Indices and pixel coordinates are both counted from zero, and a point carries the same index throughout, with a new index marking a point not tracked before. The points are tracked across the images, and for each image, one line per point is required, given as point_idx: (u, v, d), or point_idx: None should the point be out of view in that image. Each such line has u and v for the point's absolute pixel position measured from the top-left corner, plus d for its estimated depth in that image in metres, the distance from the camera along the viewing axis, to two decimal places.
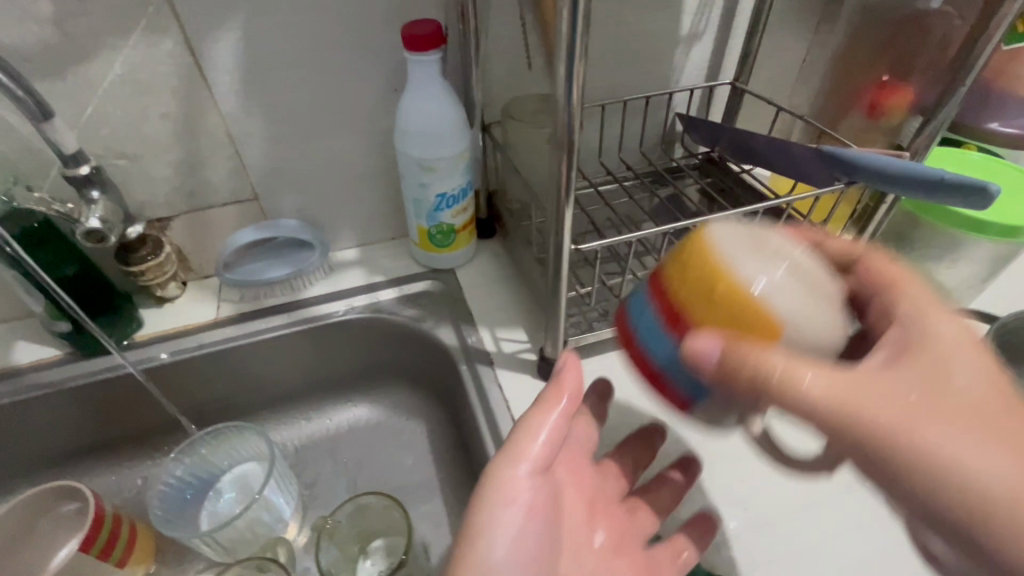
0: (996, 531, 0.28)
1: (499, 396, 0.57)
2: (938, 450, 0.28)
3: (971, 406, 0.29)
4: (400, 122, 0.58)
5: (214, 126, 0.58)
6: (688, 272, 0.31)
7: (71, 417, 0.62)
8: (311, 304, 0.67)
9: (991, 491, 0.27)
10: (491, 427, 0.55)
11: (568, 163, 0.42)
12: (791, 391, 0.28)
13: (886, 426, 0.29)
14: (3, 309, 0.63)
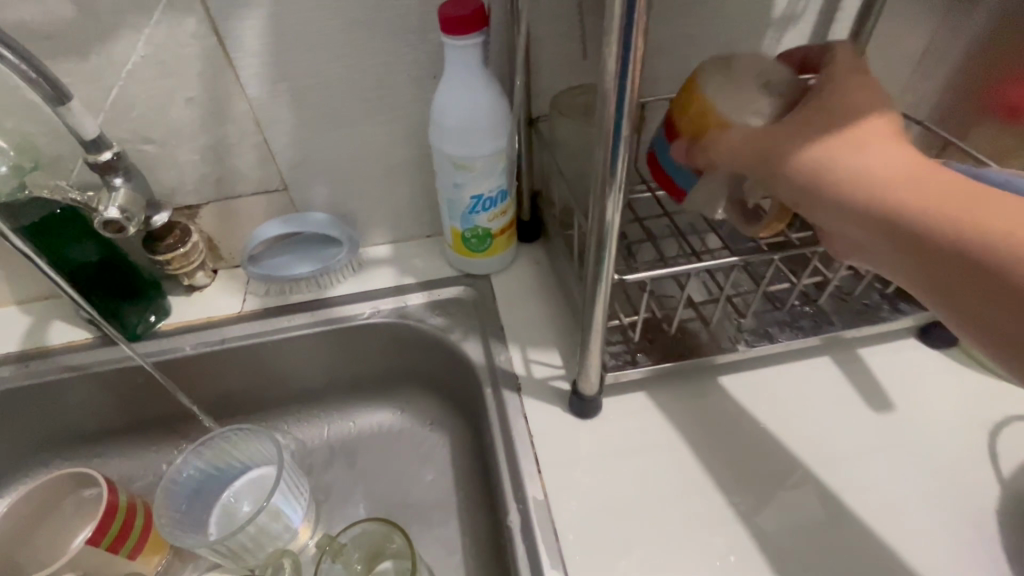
0: (895, 218, 0.32)
1: (524, 429, 0.50)
2: (856, 168, 0.33)
3: (872, 153, 0.34)
4: (435, 114, 0.52)
5: (242, 112, 0.54)
6: (683, 108, 0.41)
7: (97, 401, 0.62)
8: (336, 304, 0.64)
9: (862, 211, 0.33)
10: (511, 464, 0.49)
11: (611, 186, 0.35)
12: (752, 165, 0.37)
13: (801, 164, 0.35)
14: (42, 288, 0.64)
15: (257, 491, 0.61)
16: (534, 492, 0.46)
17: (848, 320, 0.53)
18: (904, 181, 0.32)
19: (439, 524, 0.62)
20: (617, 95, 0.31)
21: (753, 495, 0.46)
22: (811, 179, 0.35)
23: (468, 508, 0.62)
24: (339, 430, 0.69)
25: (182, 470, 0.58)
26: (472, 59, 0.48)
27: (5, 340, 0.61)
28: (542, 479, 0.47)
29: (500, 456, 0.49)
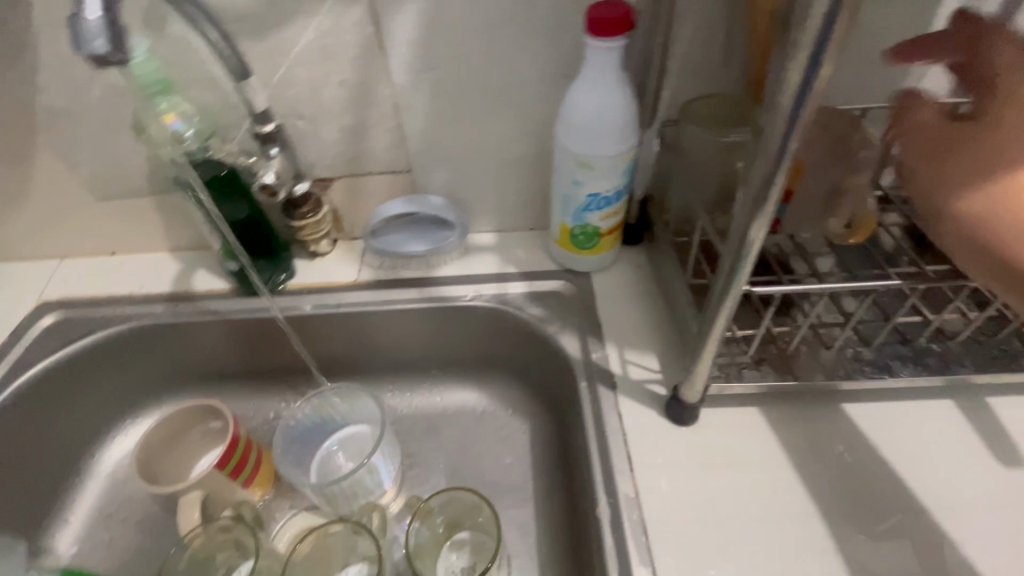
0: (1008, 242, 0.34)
1: (617, 427, 0.51)
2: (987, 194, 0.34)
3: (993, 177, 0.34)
4: (565, 111, 0.53)
5: (384, 97, 0.58)
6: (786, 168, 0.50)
7: (225, 345, 0.69)
8: (442, 283, 0.67)
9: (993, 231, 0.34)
10: (602, 458, 0.50)
11: (758, 210, 0.35)
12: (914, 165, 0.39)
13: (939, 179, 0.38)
14: (190, 239, 0.72)
15: (356, 447, 0.66)
16: (626, 490, 0.47)
17: (977, 364, 0.50)
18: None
19: (514, 506, 0.64)
20: (791, 118, 0.31)
21: (854, 530, 0.44)
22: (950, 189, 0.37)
23: (544, 496, 0.64)
24: (427, 401, 0.73)
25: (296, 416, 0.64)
26: (611, 62, 0.49)
27: (158, 282, 0.70)
28: (634, 478, 0.47)
29: (592, 449, 0.50)
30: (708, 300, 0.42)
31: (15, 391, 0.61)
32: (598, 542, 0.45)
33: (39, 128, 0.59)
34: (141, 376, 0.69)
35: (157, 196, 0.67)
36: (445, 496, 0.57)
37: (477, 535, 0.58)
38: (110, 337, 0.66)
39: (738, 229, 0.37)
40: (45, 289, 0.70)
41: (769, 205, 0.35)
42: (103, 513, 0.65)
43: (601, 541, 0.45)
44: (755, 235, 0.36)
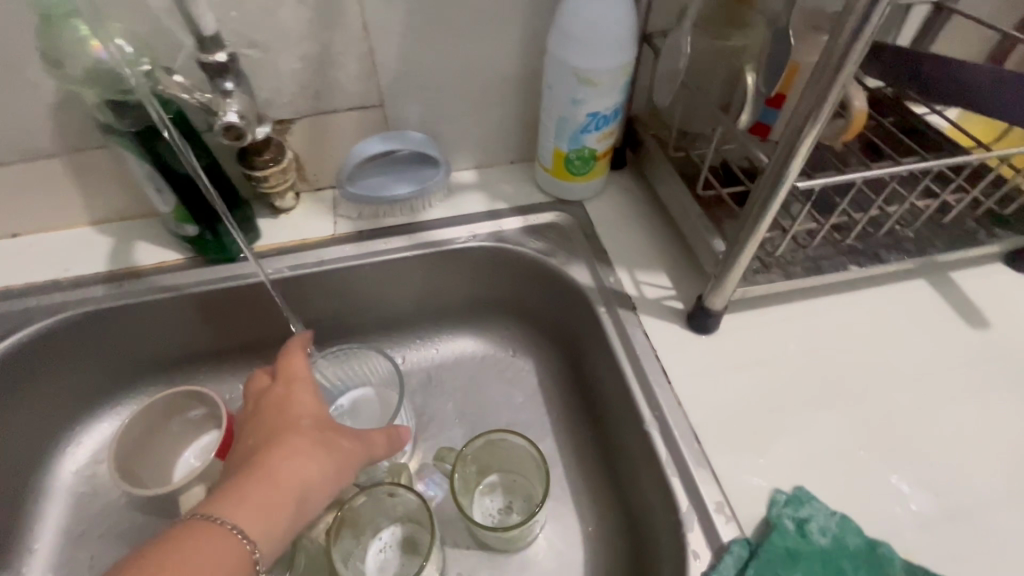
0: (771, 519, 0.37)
1: (648, 345, 0.52)
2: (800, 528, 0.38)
3: None
4: (566, 21, 0.50)
5: (352, 16, 0.51)
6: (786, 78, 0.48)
7: (189, 324, 0.61)
8: (431, 228, 0.63)
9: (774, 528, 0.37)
10: (638, 377, 0.50)
11: (830, 87, 0.33)
12: None
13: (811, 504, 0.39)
14: (120, 207, 0.61)
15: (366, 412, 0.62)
16: (669, 400, 0.48)
17: (947, 243, 0.55)
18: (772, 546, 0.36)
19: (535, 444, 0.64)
20: None
21: (868, 403, 0.49)
22: None
23: (564, 427, 0.64)
24: (424, 355, 0.70)
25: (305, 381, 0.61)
26: None
27: (89, 261, 0.59)
28: (673, 389, 0.49)
29: (627, 370, 0.51)
30: (749, 201, 0.41)
31: None
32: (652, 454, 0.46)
33: None
34: (88, 374, 0.60)
35: (71, 156, 0.55)
36: (480, 444, 0.55)
37: (508, 477, 0.58)
38: (42, 331, 0.55)
39: (783, 146, 0.37)
40: None
41: (840, 82, 0.33)
42: (73, 532, 0.57)
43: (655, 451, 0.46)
44: (806, 145, 0.36)
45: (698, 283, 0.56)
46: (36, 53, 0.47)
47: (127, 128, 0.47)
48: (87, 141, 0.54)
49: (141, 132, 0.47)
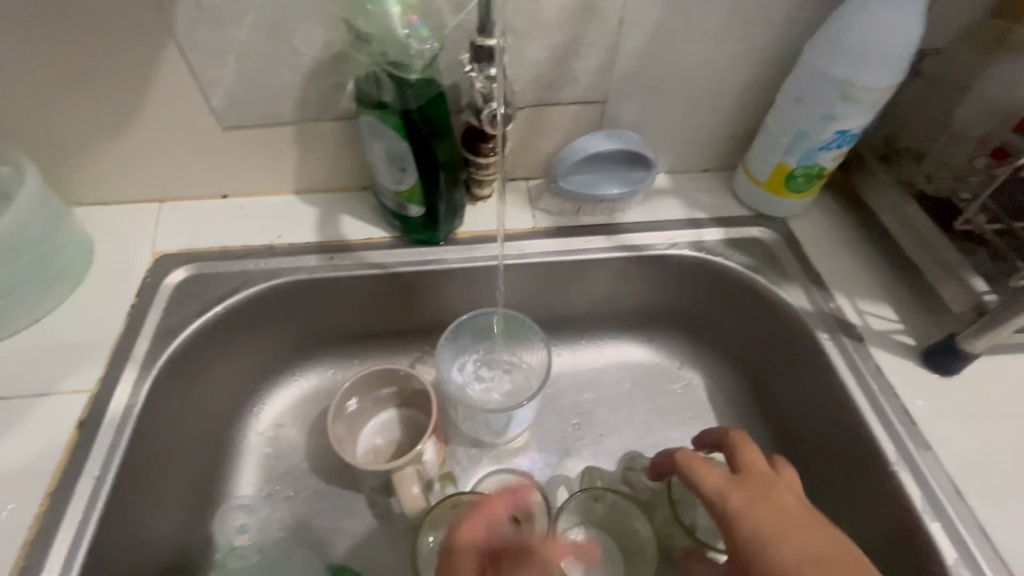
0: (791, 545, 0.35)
1: (883, 380, 0.50)
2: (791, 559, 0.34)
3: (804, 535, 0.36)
4: (843, 34, 0.48)
5: (612, 9, 0.49)
6: None
7: (381, 301, 0.61)
8: (630, 231, 0.61)
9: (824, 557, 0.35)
10: (876, 412, 0.48)
11: None
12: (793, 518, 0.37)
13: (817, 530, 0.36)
14: (325, 179, 0.62)
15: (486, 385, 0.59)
16: (916, 442, 0.46)
17: None
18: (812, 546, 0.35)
19: None
20: None
21: None
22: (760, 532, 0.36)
23: None
24: (589, 357, 0.69)
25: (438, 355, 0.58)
26: None
27: (298, 230, 0.60)
28: (921, 433, 0.47)
29: (861, 405, 0.49)
30: None
31: (168, 361, 0.51)
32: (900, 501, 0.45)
33: (178, 34, 0.47)
34: (284, 338, 0.61)
35: (302, 125, 0.56)
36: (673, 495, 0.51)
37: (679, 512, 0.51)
38: (259, 294, 0.56)
39: None
40: (155, 241, 0.58)
41: None
42: (263, 493, 0.57)
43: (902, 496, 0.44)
44: None
45: (926, 320, 0.53)
46: (309, 23, 0.47)
47: (392, 103, 0.46)
48: (322, 112, 0.54)
49: (404, 109, 0.46)
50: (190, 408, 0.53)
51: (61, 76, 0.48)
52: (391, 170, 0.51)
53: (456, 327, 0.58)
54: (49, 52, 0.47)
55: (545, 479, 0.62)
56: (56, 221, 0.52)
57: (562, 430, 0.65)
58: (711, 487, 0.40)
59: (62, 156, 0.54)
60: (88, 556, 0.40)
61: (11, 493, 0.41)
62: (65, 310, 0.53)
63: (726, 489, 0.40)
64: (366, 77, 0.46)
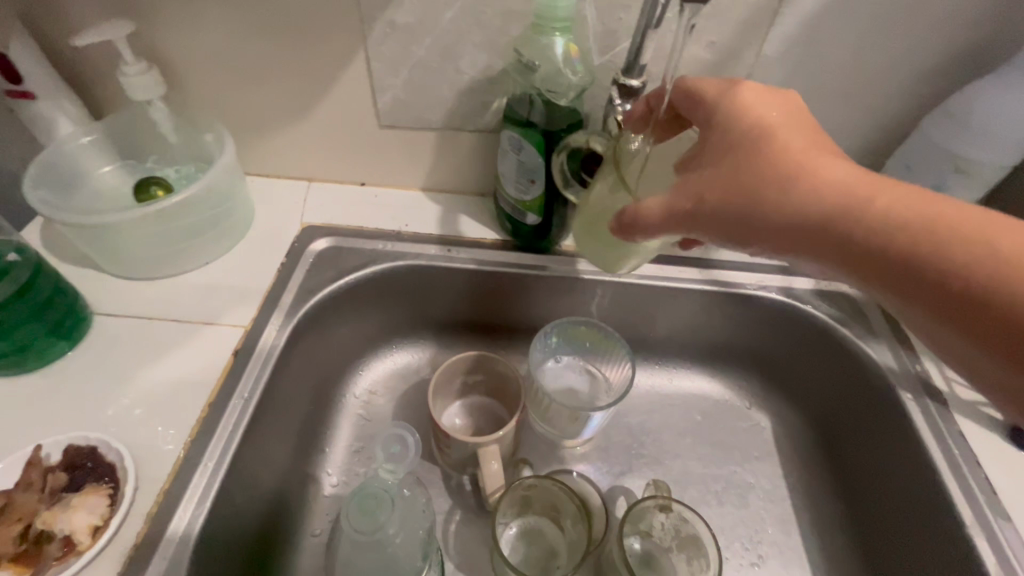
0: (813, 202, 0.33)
1: (965, 447, 0.52)
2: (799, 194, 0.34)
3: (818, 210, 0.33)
4: (960, 109, 0.51)
5: (743, 67, 0.55)
6: None
7: (483, 295, 0.67)
8: (723, 268, 0.65)
9: (812, 209, 0.33)
10: (955, 477, 0.50)
11: None
12: (760, 209, 0.35)
13: (815, 212, 0.33)
14: (452, 180, 0.70)
15: (563, 386, 0.63)
16: (996, 512, 0.48)
17: None
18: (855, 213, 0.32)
19: (768, 500, 0.63)
20: None
21: None
22: (747, 210, 0.35)
23: (803, 494, 0.64)
24: (662, 380, 0.71)
25: (534, 354, 0.62)
26: None
27: (423, 222, 0.67)
28: (1000, 502, 0.49)
29: (940, 466, 0.51)
30: None
31: (305, 315, 0.59)
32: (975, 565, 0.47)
33: (368, 45, 0.56)
34: (393, 313, 0.68)
35: (446, 132, 0.64)
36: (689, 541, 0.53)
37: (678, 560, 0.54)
38: (384, 270, 0.64)
39: None
40: (303, 213, 0.68)
41: None
42: (353, 448, 0.64)
43: (978, 561, 0.47)
44: None
45: None
46: (477, 48, 0.55)
47: (538, 123, 0.53)
48: (465, 124, 0.63)
49: (547, 130, 0.53)
50: (313, 359, 0.61)
51: (268, 67, 0.59)
52: (520, 180, 0.57)
53: (551, 326, 0.63)
54: (264, 48, 0.57)
55: (605, 487, 0.63)
56: (238, 184, 0.62)
57: (627, 444, 0.66)
58: (710, 90, 0.40)
59: (250, 130, 0.65)
60: (234, 461, 0.48)
61: (183, 398, 0.50)
62: (227, 259, 0.62)
63: (766, 109, 0.37)
64: (521, 98, 0.54)
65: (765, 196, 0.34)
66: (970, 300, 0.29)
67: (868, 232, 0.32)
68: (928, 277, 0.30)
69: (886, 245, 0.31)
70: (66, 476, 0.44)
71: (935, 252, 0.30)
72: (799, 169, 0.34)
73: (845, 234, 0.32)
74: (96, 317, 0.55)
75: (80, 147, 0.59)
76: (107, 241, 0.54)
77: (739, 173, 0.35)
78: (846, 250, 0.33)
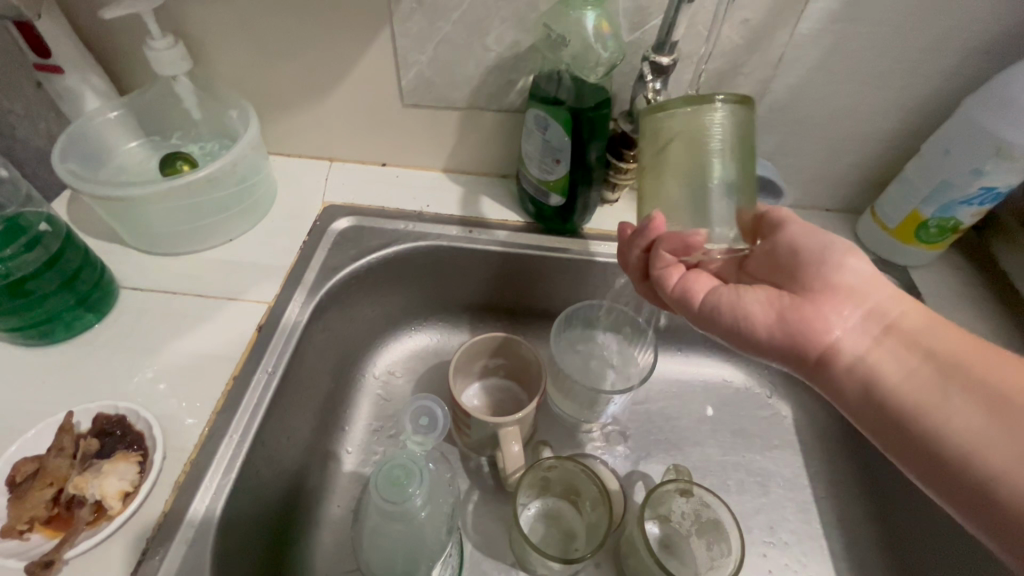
0: (865, 267, 0.43)
1: None
2: (859, 264, 0.43)
3: (865, 278, 0.42)
4: (1005, 89, 0.50)
5: (777, 45, 0.54)
6: None
7: (504, 277, 0.67)
8: None
9: (863, 273, 0.42)
10: None
11: None
12: (838, 258, 0.43)
13: (865, 283, 0.42)
14: (474, 162, 0.69)
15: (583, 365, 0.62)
16: None
17: None
18: (887, 295, 0.42)
19: (789, 489, 0.62)
20: None
21: None
22: (818, 252, 0.44)
23: (825, 484, 0.63)
24: (682, 367, 0.71)
25: (557, 333, 0.61)
26: None
27: (444, 202, 0.67)
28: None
29: None
30: None
31: (327, 293, 0.59)
32: None
33: (395, 20, 0.55)
34: (413, 293, 0.68)
35: (469, 111, 0.63)
36: (712, 530, 0.53)
37: (698, 544, 0.54)
38: (405, 251, 0.63)
39: None
40: (325, 192, 0.67)
41: None
42: (372, 427, 0.64)
43: None
44: None
45: None
46: (504, 24, 0.54)
47: (567, 100, 0.52)
48: (490, 102, 0.62)
49: (575, 107, 0.52)
50: (334, 338, 0.61)
51: (292, 42, 0.58)
52: (545, 161, 0.57)
53: (577, 305, 0.63)
54: (289, 23, 0.57)
55: (624, 472, 0.63)
56: (261, 162, 0.61)
57: (646, 429, 0.66)
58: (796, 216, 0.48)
59: (274, 108, 0.65)
60: (259, 434, 0.48)
61: (207, 372, 0.50)
62: (250, 237, 0.62)
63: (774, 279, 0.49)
64: (549, 75, 0.53)
65: (828, 256, 0.43)
66: (987, 386, 0.36)
67: (966, 360, 0.37)
68: (946, 362, 0.38)
69: (908, 331, 0.40)
70: (96, 442, 0.44)
71: (994, 378, 0.36)
72: (856, 251, 0.43)
73: (876, 302, 0.42)
74: (123, 290, 0.56)
75: (107, 123, 0.59)
76: (132, 214, 0.54)
77: (815, 229, 0.45)
78: (891, 328, 0.41)
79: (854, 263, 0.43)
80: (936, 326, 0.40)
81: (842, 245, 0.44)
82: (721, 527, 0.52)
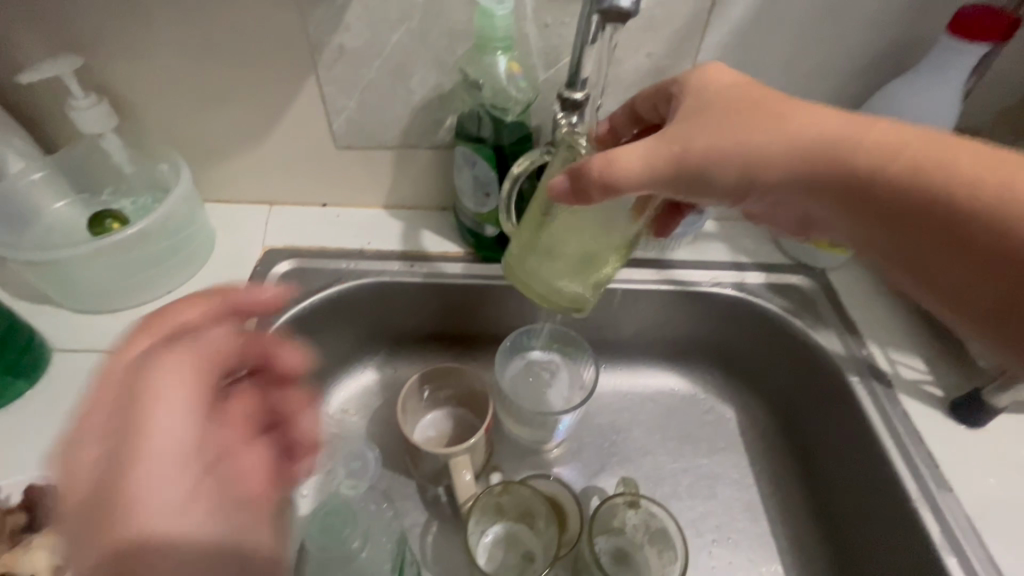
0: (777, 151, 0.38)
1: (908, 425, 0.55)
2: (766, 154, 0.38)
3: (786, 161, 0.38)
4: (883, 108, 0.55)
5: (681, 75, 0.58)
6: None
7: (449, 307, 0.68)
8: (679, 268, 0.67)
9: (780, 164, 0.38)
10: (904, 455, 0.53)
11: None
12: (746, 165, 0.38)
13: (790, 166, 0.38)
14: (413, 196, 0.71)
15: (529, 389, 0.64)
16: (938, 484, 0.51)
17: None
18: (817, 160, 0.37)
19: (736, 490, 0.65)
20: None
21: None
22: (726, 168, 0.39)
23: (769, 482, 0.66)
24: (630, 380, 0.73)
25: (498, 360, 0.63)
26: (966, 66, 0.50)
27: (385, 239, 0.68)
28: (942, 475, 0.51)
29: (888, 445, 0.53)
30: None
31: (270, 338, 0.59)
32: (920, 534, 0.49)
33: (318, 69, 0.57)
34: (360, 330, 0.68)
35: (401, 149, 0.65)
36: (659, 539, 0.55)
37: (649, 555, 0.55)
38: (348, 290, 0.64)
39: None
40: (265, 236, 0.68)
41: None
42: (326, 467, 0.64)
43: (924, 533, 0.49)
44: None
45: (954, 375, 0.59)
46: (425, 68, 0.57)
47: (488, 138, 0.55)
48: (420, 141, 0.64)
49: (497, 144, 0.55)
50: None
51: (220, 96, 0.60)
52: (476, 195, 0.59)
53: (516, 332, 0.65)
54: (214, 77, 0.58)
55: (579, 488, 0.64)
56: (195, 213, 0.62)
57: (598, 444, 0.68)
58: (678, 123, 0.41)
59: (206, 158, 0.66)
60: None
61: None
62: (189, 288, 0.62)
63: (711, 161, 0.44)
64: (470, 115, 0.56)
65: (737, 167, 0.39)
66: (960, 226, 0.33)
67: (935, 199, 0.34)
68: (921, 215, 0.34)
69: (862, 192, 0.36)
70: (25, 515, 0.44)
71: (982, 210, 0.32)
72: (756, 148, 0.38)
73: (812, 185, 0.38)
74: (56, 353, 0.55)
75: (31, 184, 0.58)
76: (60, 274, 0.54)
77: (709, 135, 0.39)
78: (843, 199, 0.37)
79: (761, 151, 0.38)
80: (894, 165, 0.35)
81: (744, 138, 0.39)
82: (668, 536, 0.54)
